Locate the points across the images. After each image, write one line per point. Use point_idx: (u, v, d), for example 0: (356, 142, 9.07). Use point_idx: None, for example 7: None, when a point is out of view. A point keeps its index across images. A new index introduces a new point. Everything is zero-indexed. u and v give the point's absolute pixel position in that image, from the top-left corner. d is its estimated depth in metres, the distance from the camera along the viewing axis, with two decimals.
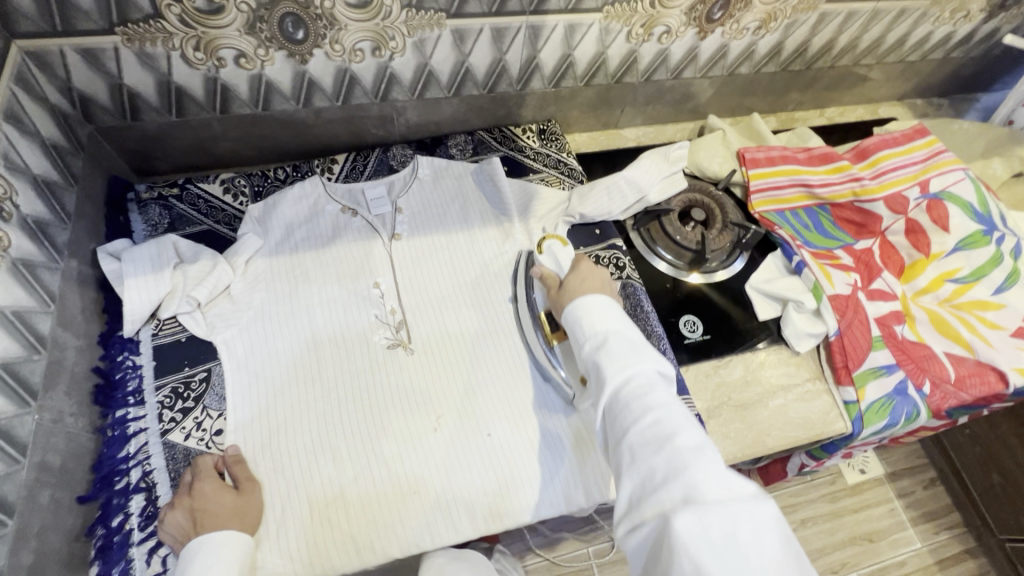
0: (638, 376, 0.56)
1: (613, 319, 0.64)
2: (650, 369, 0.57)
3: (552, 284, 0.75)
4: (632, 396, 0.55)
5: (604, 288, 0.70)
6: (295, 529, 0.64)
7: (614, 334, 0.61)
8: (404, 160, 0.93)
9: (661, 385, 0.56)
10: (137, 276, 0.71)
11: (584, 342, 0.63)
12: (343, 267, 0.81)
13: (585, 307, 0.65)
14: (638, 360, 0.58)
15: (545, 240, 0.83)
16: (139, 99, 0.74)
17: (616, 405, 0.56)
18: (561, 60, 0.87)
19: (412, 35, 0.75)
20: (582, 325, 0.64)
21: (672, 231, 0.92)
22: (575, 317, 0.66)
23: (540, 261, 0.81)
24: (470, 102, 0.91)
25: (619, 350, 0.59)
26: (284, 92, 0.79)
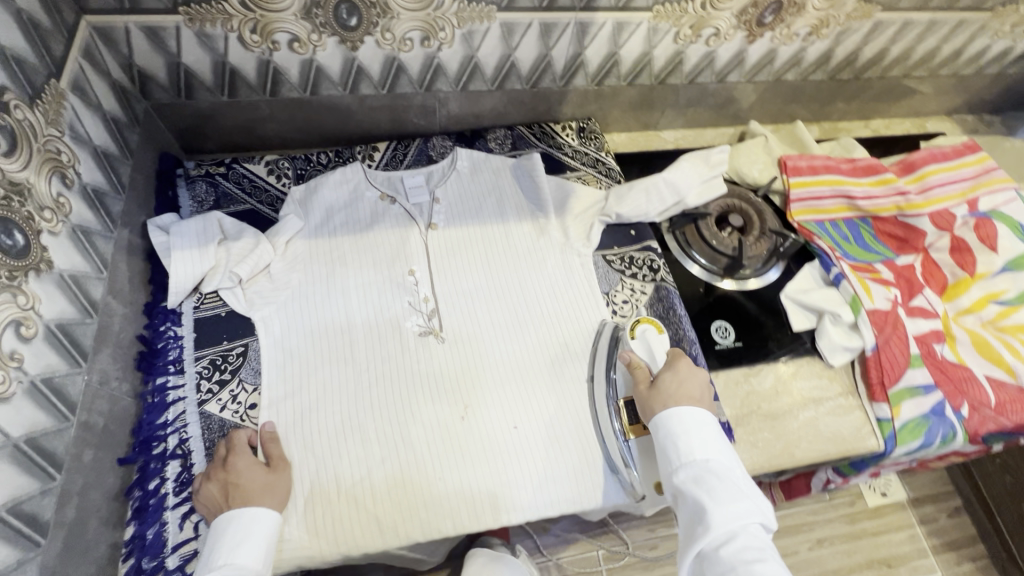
0: (740, 539, 0.56)
1: (712, 449, 0.64)
2: (754, 528, 0.57)
3: (641, 378, 0.72)
4: (739, 560, 0.54)
5: (699, 398, 0.69)
6: (320, 506, 0.66)
7: (715, 472, 0.61)
8: (443, 151, 0.94)
9: (768, 549, 0.55)
10: (183, 250, 0.74)
11: (680, 468, 0.63)
12: (380, 253, 0.83)
13: (684, 424, 0.65)
14: (744, 515, 0.57)
15: (641, 323, 0.81)
16: (195, 78, 0.76)
17: (714, 567, 0.55)
18: (606, 59, 0.87)
19: (461, 27, 0.76)
20: (677, 445, 0.64)
21: (708, 236, 0.90)
22: (671, 432, 0.65)
23: (631, 347, 0.79)
24: (512, 97, 0.91)
25: (720, 494, 0.59)
26: (332, 78, 0.80)
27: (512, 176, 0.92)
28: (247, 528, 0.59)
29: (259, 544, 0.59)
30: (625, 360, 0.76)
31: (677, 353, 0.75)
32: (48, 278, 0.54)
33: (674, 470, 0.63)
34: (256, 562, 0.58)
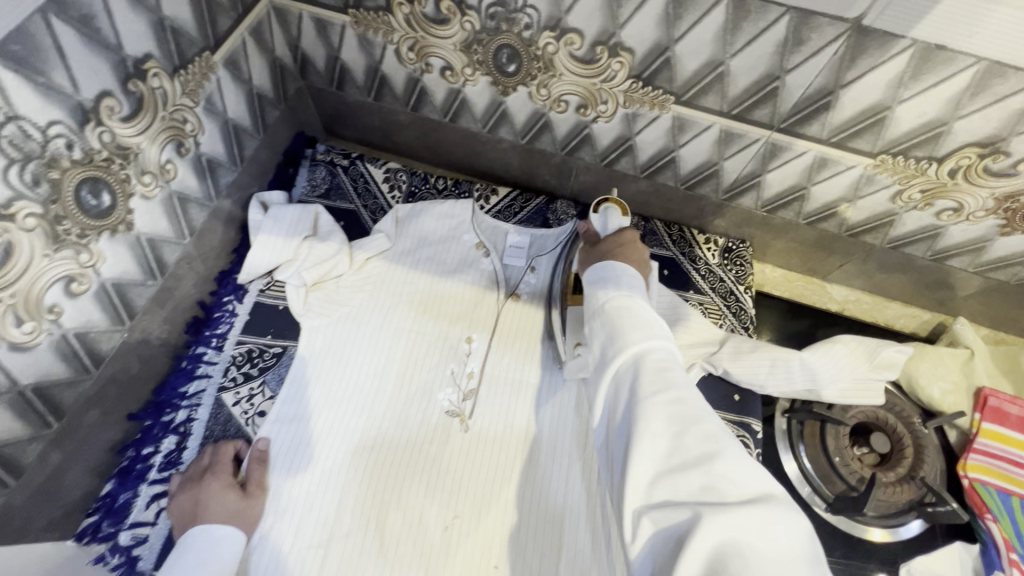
0: (656, 351, 0.46)
1: (635, 286, 0.54)
2: (668, 347, 0.47)
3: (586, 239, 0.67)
4: (649, 371, 0.44)
5: (639, 262, 0.61)
6: (268, 555, 0.61)
7: (636, 298, 0.52)
8: (562, 219, 0.84)
9: (677, 366, 0.46)
10: (271, 235, 0.74)
11: (600, 298, 0.53)
12: (449, 307, 0.76)
13: (610, 272, 0.56)
14: (657, 332, 0.48)
15: (606, 200, 0.71)
16: (348, 74, 0.75)
17: (625, 385, 0.45)
18: (791, 189, 0.69)
19: (627, 106, 0.65)
20: (600, 286, 0.55)
21: (833, 448, 0.69)
22: (602, 275, 0.56)
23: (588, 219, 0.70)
24: (660, 189, 0.77)
25: (636, 319, 0.49)
26: (474, 113, 0.74)
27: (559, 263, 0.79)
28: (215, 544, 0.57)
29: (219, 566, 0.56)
30: (581, 230, 0.69)
31: (630, 226, 0.67)
32: (121, 240, 0.55)
33: (597, 305, 0.53)
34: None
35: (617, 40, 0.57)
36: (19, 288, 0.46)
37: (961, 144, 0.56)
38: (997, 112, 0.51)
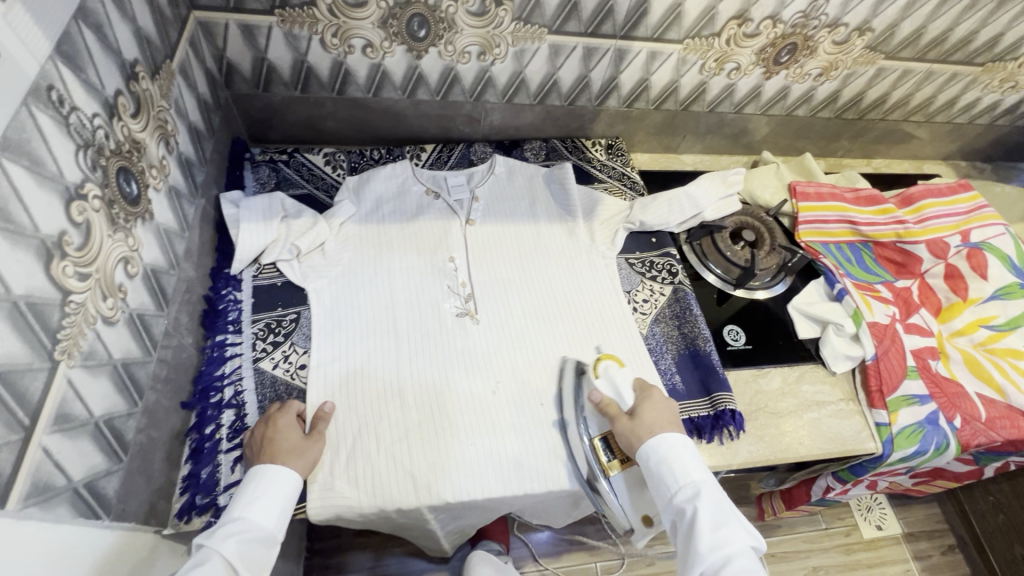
0: (736, 563, 0.56)
1: (700, 468, 0.64)
2: (746, 550, 0.58)
3: (617, 414, 0.69)
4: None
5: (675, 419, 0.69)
6: (361, 461, 0.70)
7: (710, 490, 0.62)
8: (484, 156, 1.02)
9: (758, 569, 0.56)
10: (251, 222, 0.81)
11: (674, 489, 0.62)
12: (423, 240, 0.90)
13: (671, 448, 0.65)
14: (736, 536, 0.58)
15: (602, 359, 0.73)
16: (275, 73, 0.85)
17: None
18: (638, 83, 0.97)
19: (515, 45, 0.86)
20: (670, 468, 0.63)
21: (724, 248, 0.99)
22: (661, 456, 0.64)
23: (597, 387, 0.72)
24: (550, 111, 1.00)
25: (718, 517, 0.59)
26: (395, 82, 0.90)
27: (576, 434, 0.73)
28: (271, 488, 0.61)
29: (275, 505, 0.60)
30: (597, 401, 0.71)
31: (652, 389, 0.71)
32: (148, 228, 0.61)
33: (671, 494, 0.62)
34: (268, 523, 0.59)
35: None
36: (98, 267, 0.51)
37: (726, 19, 0.87)
38: None
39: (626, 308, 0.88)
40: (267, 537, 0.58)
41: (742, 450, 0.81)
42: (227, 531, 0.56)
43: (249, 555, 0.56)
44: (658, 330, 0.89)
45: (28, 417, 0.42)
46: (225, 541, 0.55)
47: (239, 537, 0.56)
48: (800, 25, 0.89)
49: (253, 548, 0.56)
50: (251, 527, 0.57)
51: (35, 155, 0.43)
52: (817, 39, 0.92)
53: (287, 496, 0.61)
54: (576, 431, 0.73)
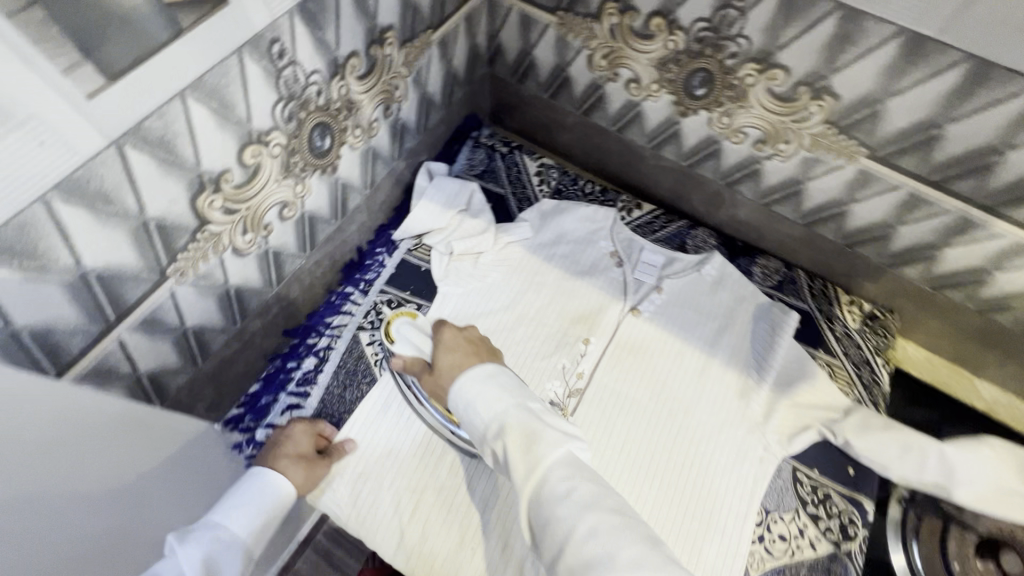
0: (555, 478, 0.46)
1: (498, 380, 0.53)
2: (568, 456, 0.48)
3: (420, 369, 0.62)
4: (554, 505, 0.45)
5: (478, 352, 0.59)
6: (369, 486, 0.66)
7: (511, 408, 0.50)
8: (700, 247, 0.83)
9: (584, 473, 0.47)
10: (431, 202, 0.81)
11: (474, 423, 0.51)
12: (573, 303, 0.78)
13: (468, 381, 0.53)
14: (556, 442, 0.48)
15: (398, 319, 0.71)
16: (534, 69, 0.79)
17: (539, 525, 0.45)
18: (970, 269, 0.65)
19: (811, 150, 0.63)
20: (471, 410, 0.52)
21: (954, 558, 0.65)
22: (466, 399, 0.52)
23: (397, 351, 0.66)
24: (815, 239, 0.75)
25: (526, 436, 0.48)
26: (645, 127, 0.76)
27: (421, 411, 0.70)
28: (261, 499, 0.58)
29: (260, 516, 0.57)
30: (400, 365, 0.64)
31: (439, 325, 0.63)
32: (325, 180, 0.63)
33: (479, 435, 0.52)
34: (248, 532, 0.55)
35: (825, 84, 0.56)
36: (250, 206, 0.54)
37: None
38: None
39: (749, 533, 0.66)
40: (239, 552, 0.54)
41: None
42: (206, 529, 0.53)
43: (224, 564, 0.52)
44: None
45: (114, 314, 0.46)
46: (201, 538, 0.51)
47: (216, 538, 0.52)
48: None
49: (225, 553, 0.52)
50: (228, 538, 0.54)
51: (226, 97, 0.44)
52: None
53: (269, 514, 0.58)
54: (422, 409, 0.70)
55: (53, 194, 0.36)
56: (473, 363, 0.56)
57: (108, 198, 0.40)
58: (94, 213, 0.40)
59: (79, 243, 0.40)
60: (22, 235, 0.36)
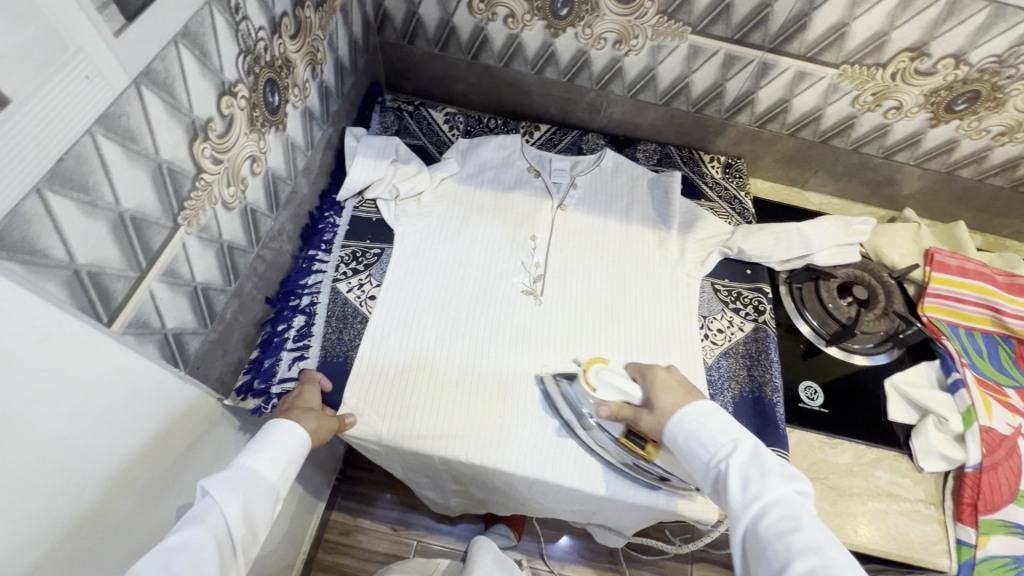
0: (784, 500, 0.53)
1: (727, 428, 0.60)
2: (788, 494, 0.54)
3: (633, 414, 0.66)
4: (775, 536, 0.51)
5: (688, 389, 0.66)
6: (386, 393, 0.73)
7: (747, 451, 0.58)
8: (594, 148, 1.01)
9: (805, 514, 0.52)
10: (365, 157, 0.89)
11: (705, 464, 0.59)
12: (512, 213, 0.92)
13: (693, 421, 0.61)
14: (774, 483, 0.54)
15: (592, 368, 0.69)
16: (421, 28, 0.91)
17: (755, 544, 0.52)
18: (777, 103, 0.91)
19: (654, 39, 0.84)
20: (700, 439, 0.60)
21: (827, 299, 0.91)
22: (690, 430, 0.61)
23: (599, 399, 0.67)
24: (674, 115, 0.97)
25: (760, 468, 0.56)
26: (527, 56, 0.92)
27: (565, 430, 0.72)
28: (275, 442, 0.60)
29: (281, 457, 0.59)
30: (605, 413, 0.67)
31: (653, 368, 0.68)
32: (279, 137, 0.70)
33: (707, 461, 0.59)
34: (273, 474, 0.58)
35: None
36: (230, 157, 0.59)
37: (898, 51, 0.78)
38: (919, 21, 0.74)
39: (696, 334, 0.84)
40: (269, 490, 0.57)
41: None
42: (235, 475, 0.55)
43: (255, 505, 0.55)
44: (724, 364, 0.83)
45: (145, 261, 0.51)
46: (230, 491, 0.54)
47: (244, 485, 0.55)
48: (989, 72, 0.78)
49: (256, 497, 0.56)
50: (257, 478, 0.56)
51: (204, 47, 0.51)
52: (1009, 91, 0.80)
53: (294, 453, 0.61)
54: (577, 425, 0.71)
55: (96, 127, 0.41)
56: (676, 401, 0.64)
57: (133, 137, 0.45)
58: (124, 151, 0.45)
59: (116, 180, 0.45)
60: (78, 166, 0.41)
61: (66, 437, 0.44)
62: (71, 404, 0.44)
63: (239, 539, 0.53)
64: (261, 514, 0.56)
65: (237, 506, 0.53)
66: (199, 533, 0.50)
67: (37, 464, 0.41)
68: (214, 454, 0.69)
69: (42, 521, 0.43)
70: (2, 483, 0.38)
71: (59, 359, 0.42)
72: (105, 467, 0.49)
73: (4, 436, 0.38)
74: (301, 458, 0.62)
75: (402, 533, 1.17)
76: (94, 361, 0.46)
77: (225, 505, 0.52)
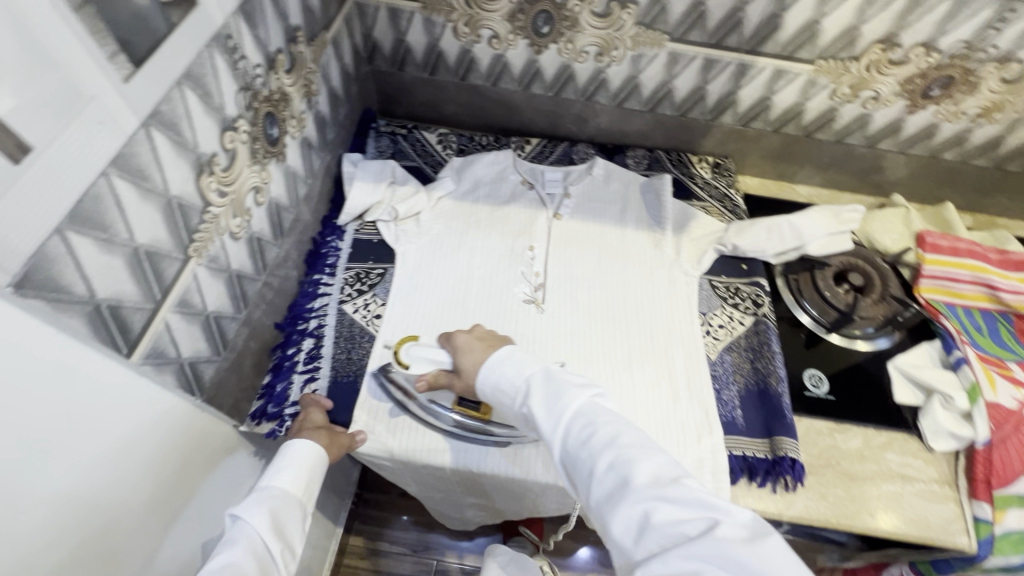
0: (604, 418, 0.55)
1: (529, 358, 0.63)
2: (601, 408, 0.56)
3: (448, 379, 0.69)
4: (579, 444, 0.53)
5: (495, 341, 0.68)
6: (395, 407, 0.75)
7: (579, 384, 0.59)
8: (585, 157, 1.04)
9: (615, 423, 0.54)
10: (363, 181, 0.91)
11: (516, 400, 0.60)
12: (509, 226, 0.94)
13: (497, 365, 0.63)
14: (572, 394, 0.57)
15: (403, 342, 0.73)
16: (410, 54, 0.95)
17: (573, 462, 0.54)
18: (758, 101, 0.94)
19: (634, 48, 0.87)
20: (504, 383, 0.62)
21: (823, 287, 0.93)
22: (494, 379, 0.62)
23: (416, 374, 0.70)
24: (660, 120, 1.00)
25: (566, 391, 0.58)
26: (513, 73, 0.95)
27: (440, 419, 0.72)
28: (294, 460, 0.65)
29: (303, 474, 0.64)
30: (425, 384, 0.70)
31: (456, 332, 0.70)
32: (280, 167, 0.72)
33: (516, 403, 0.60)
34: (297, 490, 0.63)
35: None
36: (235, 189, 0.62)
37: (870, 43, 0.81)
38: (887, 14, 0.77)
39: (698, 331, 0.85)
40: (296, 504, 0.63)
41: (797, 502, 0.75)
42: (261, 495, 0.61)
43: (285, 519, 0.61)
44: (728, 359, 0.85)
45: (160, 293, 0.53)
46: (259, 510, 0.59)
47: (271, 503, 0.60)
48: (960, 57, 0.81)
49: (284, 512, 0.61)
50: (284, 494, 0.62)
51: (206, 87, 0.54)
52: (982, 74, 0.83)
53: (315, 469, 0.65)
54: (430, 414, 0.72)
55: (110, 169, 0.44)
56: (484, 355, 0.66)
57: (145, 176, 0.48)
58: (137, 189, 0.47)
59: (130, 218, 0.47)
60: (96, 207, 0.43)
61: (85, 467, 0.44)
62: (87, 449, 0.44)
63: (278, 553, 0.58)
64: (292, 529, 0.61)
65: (267, 522, 0.59)
66: (237, 550, 0.55)
67: (58, 511, 0.42)
68: (233, 478, 0.70)
69: (66, 564, 0.44)
70: (25, 531, 0.39)
71: (75, 403, 0.42)
72: (126, 503, 0.50)
73: (24, 490, 0.38)
74: (322, 473, 0.67)
75: (423, 553, 1.17)
76: (111, 399, 0.46)
77: (257, 525, 0.58)
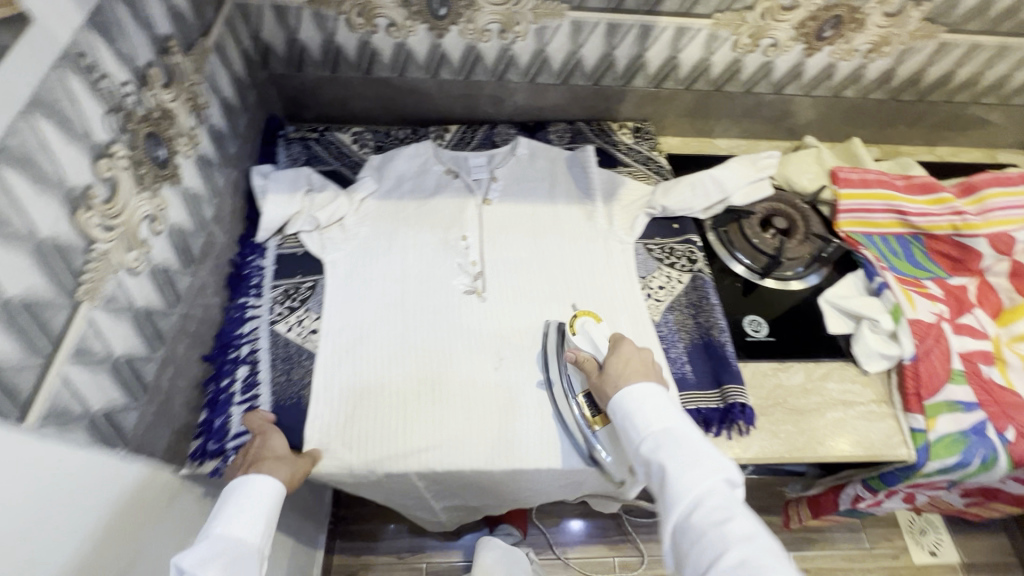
0: (713, 494, 0.53)
1: (666, 416, 0.61)
2: (721, 487, 0.53)
3: (592, 369, 0.70)
4: (708, 524, 0.51)
5: (647, 369, 0.67)
6: (346, 418, 0.72)
7: (706, 456, 0.56)
8: (507, 138, 1.02)
9: (736, 506, 0.52)
10: (277, 193, 0.87)
11: (637, 443, 0.60)
12: (438, 218, 0.92)
13: (635, 401, 0.62)
14: (706, 474, 0.54)
15: (579, 316, 0.77)
16: (306, 52, 0.90)
17: (685, 537, 0.52)
18: (666, 61, 0.95)
19: (536, 21, 0.86)
20: (634, 422, 0.61)
21: (751, 235, 0.96)
22: (628, 410, 0.62)
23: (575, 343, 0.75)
24: (575, 92, 1.00)
25: (683, 459, 0.56)
26: (418, 61, 0.92)
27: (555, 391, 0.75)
28: (246, 502, 0.59)
29: (256, 516, 0.58)
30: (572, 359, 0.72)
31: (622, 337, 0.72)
32: (176, 190, 0.67)
33: (636, 445, 0.60)
34: (251, 535, 0.57)
35: None
36: (124, 220, 0.57)
37: None
38: None
39: (640, 295, 0.86)
40: (252, 553, 0.56)
41: (752, 445, 0.77)
42: (212, 546, 0.54)
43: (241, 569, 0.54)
44: (672, 318, 0.86)
45: (50, 345, 0.48)
46: (211, 562, 0.52)
47: (224, 554, 0.54)
48: None
49: (240, 563, 0.55)
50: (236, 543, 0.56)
51: (65, 114, 0.49)
52: (865, 10, 0.86)
53: (269, 509, 0.60)
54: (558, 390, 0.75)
55: None
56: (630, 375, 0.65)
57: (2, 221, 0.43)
58: None
59: None
60: None
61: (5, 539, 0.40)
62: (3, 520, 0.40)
63: None
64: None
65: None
66: None
67: None
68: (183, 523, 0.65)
69: None
70: None
71: None
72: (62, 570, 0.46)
73: None
74: (276, 514, 0.61)
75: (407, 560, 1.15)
76: (20, 462, 0.42)
77: None
